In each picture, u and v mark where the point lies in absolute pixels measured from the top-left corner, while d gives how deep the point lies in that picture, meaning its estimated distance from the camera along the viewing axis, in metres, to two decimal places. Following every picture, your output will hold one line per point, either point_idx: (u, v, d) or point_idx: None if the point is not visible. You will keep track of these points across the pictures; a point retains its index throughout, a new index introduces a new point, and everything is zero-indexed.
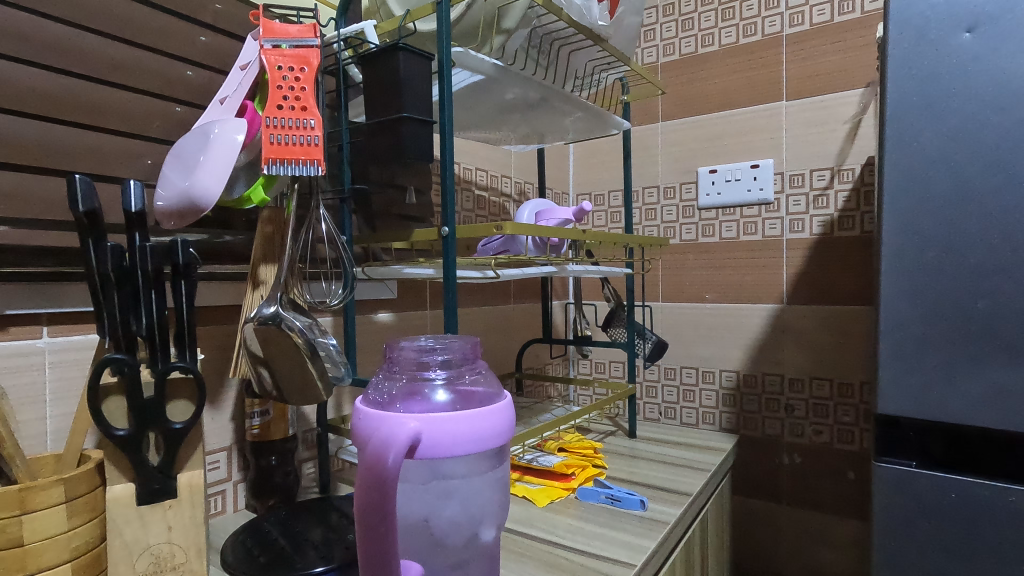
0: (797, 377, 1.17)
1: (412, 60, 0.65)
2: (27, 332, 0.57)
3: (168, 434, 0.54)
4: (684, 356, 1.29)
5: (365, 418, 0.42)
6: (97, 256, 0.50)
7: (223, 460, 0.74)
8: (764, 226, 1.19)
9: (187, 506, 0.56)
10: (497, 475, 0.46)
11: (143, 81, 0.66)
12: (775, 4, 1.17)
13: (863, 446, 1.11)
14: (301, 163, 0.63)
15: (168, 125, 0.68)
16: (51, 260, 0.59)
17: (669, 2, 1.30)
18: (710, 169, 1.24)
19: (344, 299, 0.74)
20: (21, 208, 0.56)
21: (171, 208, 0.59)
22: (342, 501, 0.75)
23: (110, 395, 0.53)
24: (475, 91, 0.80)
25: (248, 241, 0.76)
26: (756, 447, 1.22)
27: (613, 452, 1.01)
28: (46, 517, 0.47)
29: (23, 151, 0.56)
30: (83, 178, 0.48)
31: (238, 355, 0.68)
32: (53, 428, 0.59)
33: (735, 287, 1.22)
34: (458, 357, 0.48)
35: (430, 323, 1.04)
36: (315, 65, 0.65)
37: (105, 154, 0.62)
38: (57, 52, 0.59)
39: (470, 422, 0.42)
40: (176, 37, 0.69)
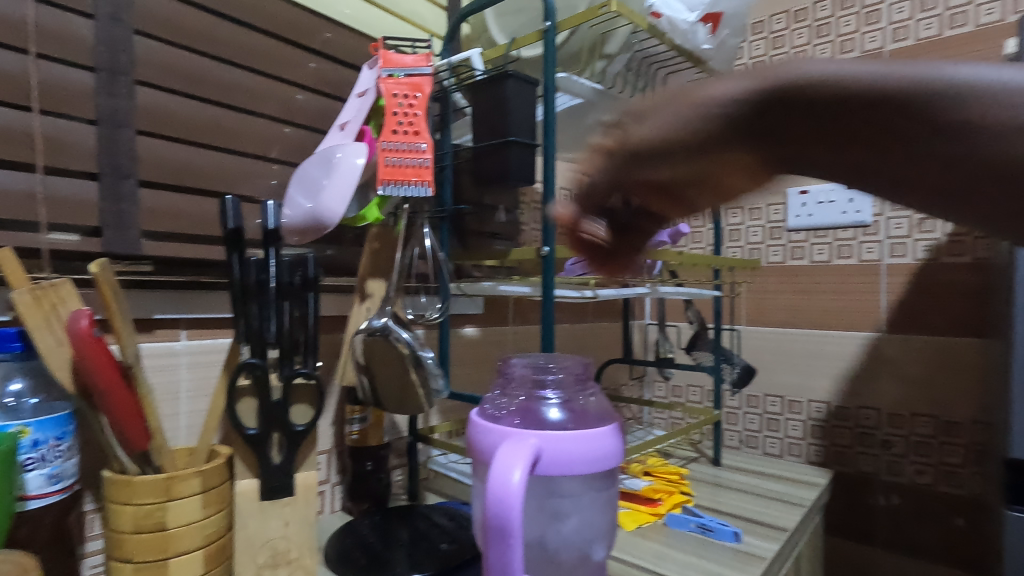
0: (896, 412, 1.09)
1: (519, 85, 0.68)
2: (169, 334, 0.63)
3: (289, 434, 0.58)
4: (770, 383, 1.24)
5: (486, 432, 0.44)
6: (241, 269, 0.56)
7: (324, 462, 0.78)
8: (860, 250, 1.13)
9: (302, 504, 0.60)
10: (609, 496, 0.47)
11: (269, 108, 0.72)
12: (876, 19, 1.12)
13: (974, 491, 1.02)
14: (413, 184, 0.66)
15: (288, 147, 0.74)
16: (191, 270, 0.65)
17: (759, 20, 1.28)
18: (800, 190, 1.20)
19: (441, 313, 0.77)
20: (169, 223, 0.62)
21: (296, 225, 0.64)
22: (430, 509, 0.77)
23: (243, 396, 0.58)
24: (571, 114, 0.82)
25: (354, 256, 0.81)
26: (850, 484, 1.15)
27: (696, 479, 0.99)
28: (185, 505, 0.52)
29: (171, 172, 0.62)
30: (232, 199, 0.54)
31: (345, 364, 0.72)
32: (186, 423, 0.64)
33: (827, 312, 1.16)
34: (572, 378, 0.49)
35: (513, 339, 1.06)
36: (427, 92, 0.69)
37: (236, 174, 0.68)
38: (200, 83, 0.65)
39: (588, 443, 0.43)
40: (297, 66, 0.75)
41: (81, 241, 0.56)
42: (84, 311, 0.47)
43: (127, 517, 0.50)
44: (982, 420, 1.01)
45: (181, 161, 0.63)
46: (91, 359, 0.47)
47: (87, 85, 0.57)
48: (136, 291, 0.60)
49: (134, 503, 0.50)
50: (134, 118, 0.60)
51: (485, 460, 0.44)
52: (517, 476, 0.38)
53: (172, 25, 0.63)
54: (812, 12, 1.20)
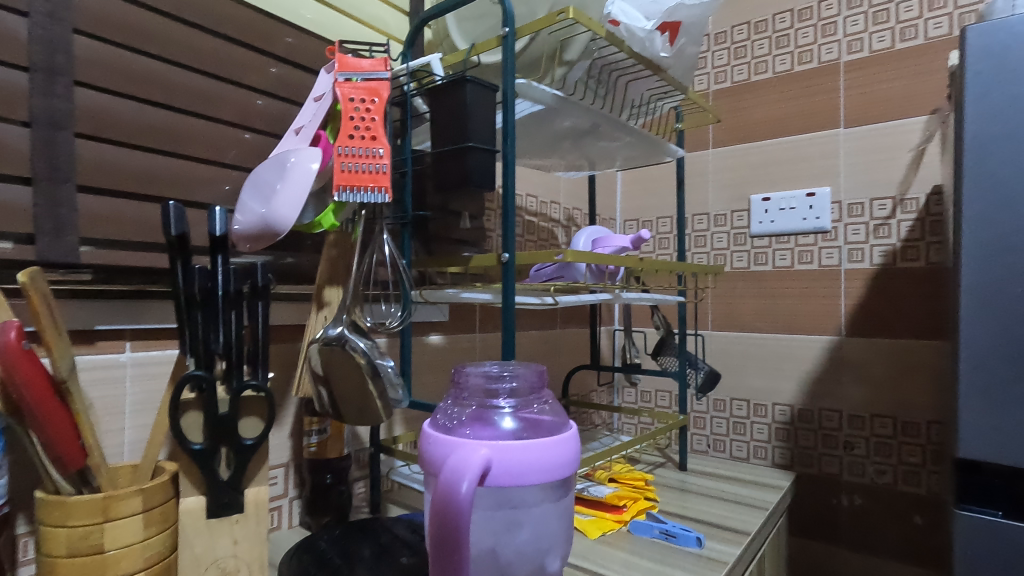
0: (856, 413, 1.12)
1: (478, 91, 0.68)
2: (112, 346, 0.60)
3: (238, 449, 0.56)
4: (735, 387, 1.25)
5: (437, 443, 0.43)
6: (184, 278, 0.54)
7: (281, 476, 0.75)
8: (820, 255, 1.16)
9: (253, 521, 0.58)
10: (563, 505, 0.46)
11: (222, 111, 0.70)
12: (832, 31, 1.15)
13: (931, 490, 1.05)
14: (370, 190, 0.65)
15: (243, 152, 0.72)
16: (137, 279, 0.63)
17: (722, 31, 1.30)
18: (763, 197, 1.22)
19: (402, 321, 0.76)
20: (112, 230, 0.59)
21: (248, 232, 0.62)
22: (392, 522, 0.75)
23: (189, 410, 0.56)
24: (533, 120, 0.82)
25: (313, 263, 0.79)
26: (813, 485, 1.16)
27: (663, 485, 0.99)
28: (124, 526, 0.49)
29: (115, 177, 0.60)
30: (176, 205, 0.52)
31: (301, 374, 0.70)
32: (131, 439, 0.61)
33: (790, 316, 1.19)
34: (526, 386, 0.49)
35: (479, 346, 1.05)
36: (385, 97, 0.68)
37: (186, 180, 0.66)
38: (147, 85, 0.63)
39: (540, 452, 0.42)
40: (253, 68, 0.73)
41: (13, 249, 0.53)
42: (12, 322, 0.44)
43: (60, 540, 0.47)
44: (936, 419, 1.04)
45: (126, 166, 0.61)
46: (19, 374, 0.45)
47: (22, 85, 0.54)
48: (75, 301, 0.57)
49: (69, 525, 0.47)
50: (74, 121, 0.57)
51: (435, 472, 0.43)
52: (465, 488, 0.37)
53: (117, 25, 0.60)
54: (772, 24, 1.23)
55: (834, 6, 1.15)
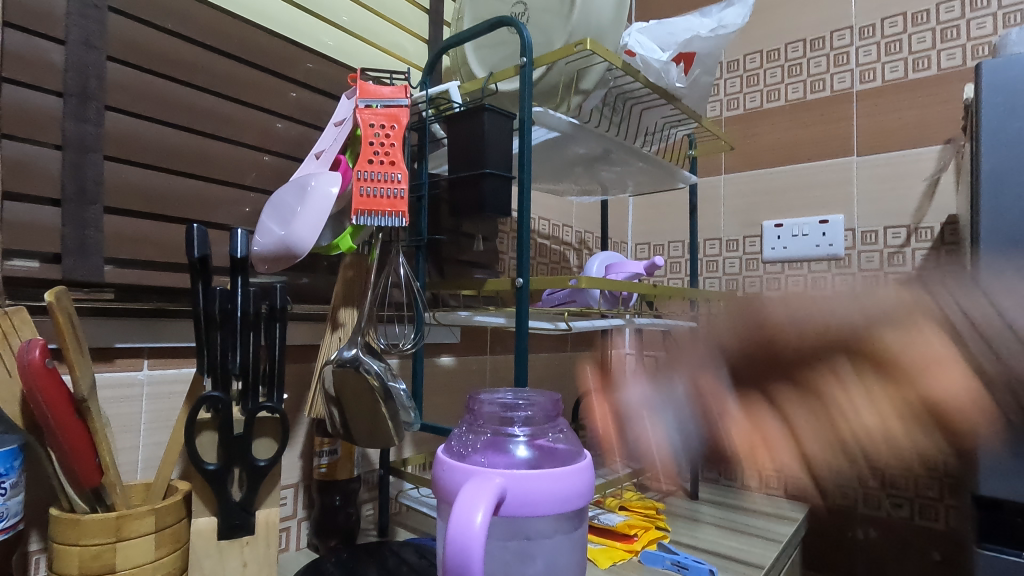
0: (871, 444, 1.10)
1: (495, 119, 0.69)
2: (129, 364, 0.60)
3: (252, 470, 0.57)
4: (747, 414, 1.24)
5: (450, 471, 0.43)
6: (205, 298, 0.55)
7: (291, 496, 0.75)
8: (834, 282, 1.15)
9: (262, 543, 0.58)
10: (577, 537, 0.46)
11: (245, 135, 0.71)
12: (844, 61, 1.16)
13: (949, 525, 1.02)
14: (387, 214, 0.66)
15: (263, 175, 0.73)
16: (156, 298, 0.64)
17: (734, 59, 1.32)
18: (775, 223, 1.23)
19: (415, 344, 0.76)
20: (136, 251, 0.61)
21: (266, 254, 0.63)
22: (400, 546, 0.74)
23: (204, 430, 0.56)
24: (548, 147, 0.83)
25: (328, 284, 0.80)
26: (827, 518, 1.14)
27: (674, 514, 0.97)
28: (136, 546, 0.50)
29: (140, 199, 0.61)
30: (200, 228, 0.54)
31: (314, 395, 0.71)
32: (144, 457, 0.61)
33: (803, 343, 1.17)
34: (540, 415, 0.49)
35: (489, 369, 1.04)
36: (404, 123, 0.69)
37: (207, 201, 0.67)
38: (174, 109, 0.65)
39: (554, 482, 0.42)
40: (275, 93, 0.75)
41: (40, 268, 0.55)
42: (36, 341, 0.45)
43: (72, 559, 0.47)
44: None
45: (150, 188, 0.62)
46: (40, 391, 0.45)
47: (55, 110, 0.56)
48: (95, 319, 0.58)
49: (81, 544, 0.48)
50: (103, 144, 0.59)
51: (449, 500, 0.43)
52: (479, 518, 0.37)
53: (148, 53, 0.62)
54: (785, 53, 1.24)
55: (846, 37, 1.16)
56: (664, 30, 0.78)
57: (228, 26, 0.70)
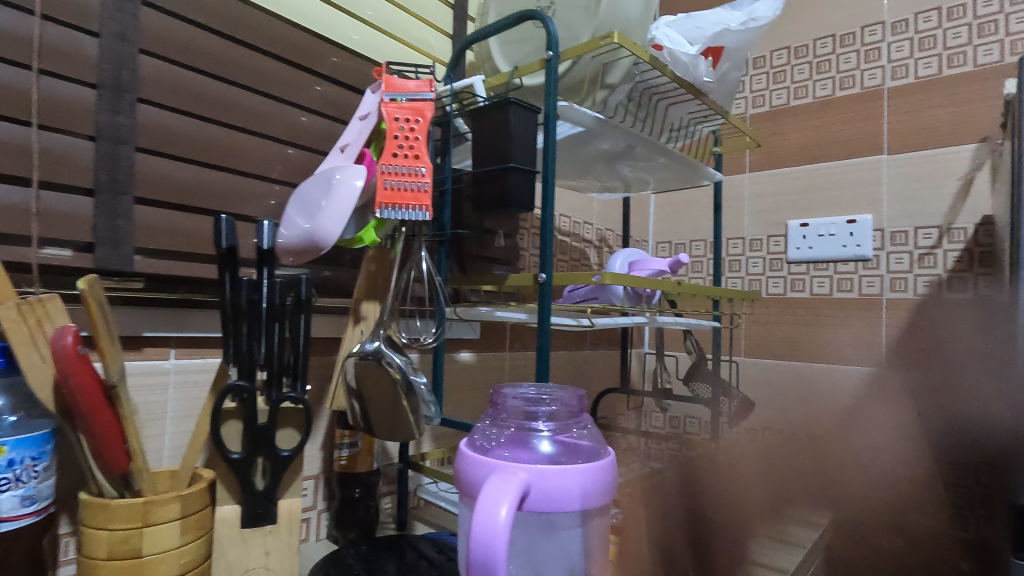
0: (899, 450, 1.07)
1: (520, 113, 0.68)
2: (158, 353, 0.61)
3: (275, 460, 0.57)
4: (770, 417, 1.21)
5: (474, 465, 0.43)
6: (232, 288, 0.55)
7: (311, 488, 0.76)
8: (861, 283, 1.13)
9: (284, 533, 0.59)
10: (601, 533, 0.45)
11: (272, 128, 0.72)
12: (875, 57, 1.14)
13: (980, 535, 0.99)
14: (411, 208, 0.66)
15: (288, 168, 0.74)
16: (184, 288, 0.64)
17: (760, 56, 1.29)
18: (801, 222, 1.20)
19: (436, 338, 0.76)
20: (166, 242, 0.62)
21: (292, 246, 0.63)
22: (418, 540, 0.74)
23: (229, 419, 0.57)
24: (572, 142, 0.82)
25: (351, 278, 0.81)
26: (851, 524, 1.11)
27: (694, 515, 0.96)
28: (162, 532, 0.50)
29: (169, 190, 0.62)
30: (227, 218, 0.54)
31: (336, 388, 0.71)
32: (170, 445, 0.62)
33: (827, 345, 1.15)
34: (564, 410, 0.48)
35: (509, 366, 1.04)
36: (429, 117, 0.69)
37: (234, 194, 0.68)
38: (203, 102, 0.65)
39: (579, 478, 0.41)
40: (301, 88, 0.75)
41: (73, 257, 0.56)
42: (70, 327, 0.46)
43: (101, 542, 0.48)
44: (986, 460, 0.99)
45: (180, 180, 0.63)
46: (73, 378, 0.46)
47: (89, 101, 0.57)
48: (127, 307, 0.59)
49: (110, 529, 0.49)
50: (135, 136, 0.60)
51: (472, 493, 0.43)
52: (504, 512, 0.36)
53: (178, 45, 0.63)
54: (813, 49, 1.22)
55: (878, 32, 1.13)
56: (692, 24, 0.77)
57: (256, 19, 0.71)
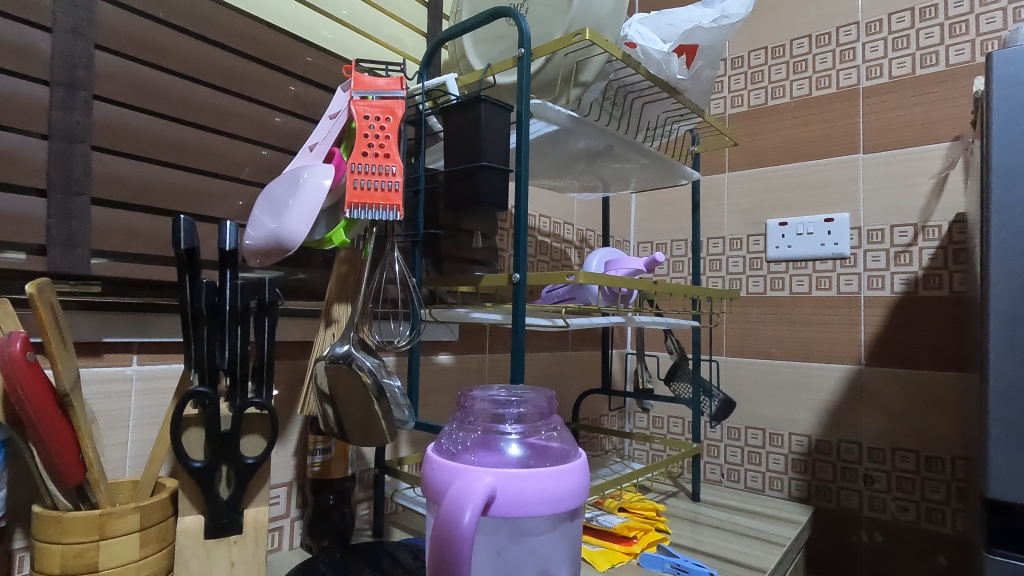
0: (877, 446, 1.08)
1: (492, 111, 0.67)
2: (119, 359, 0.59)
3: (239, 468, 0.55)
4: (751, 416, 1.22)
5: (440, 470, 0.42)
6: (191, 292, 0.53)
7: (283, 496, 0.74)
8: (839, 282, 1.13)
9: (251, 543, 0.57)
10: (571, 537, 0.44)
11: (239, 127, 0.70)
12: (851, 57, 1.14)
13: (957, 529, 1.00)
14: (381, 208, 0.65)
15: (257, 168, 0.72)
16: (147, 292, 0.63)
17: (738, 56, 1.30)
18: (780, 221, 1.21)
19: (410, 340, 0.74)
20: (127, 244, 0.60)
21: (258, 247, 0.62)
22: (394, 547, 0.73)
23: (190, 427, 0.55)
24: (548, 141, 0.81)
25: (323, 281, 0.79)
26: (832, 521, 1.12)
27: (674, 516, 0.96)
28: (121, 544, 0.48)
29: (130, 191, 0.60)
30: (186, 219, 0.52)
31: (307, 393, 0.69)
32: (133, 454, 0.60)
33: (807, 343, 1.16)
34: (533, 412, 0.47)
35: (488, 368, 1.03)
36: (400, 115, 0.68)
37: (199, 194, 0.66)
38: (166, 100, 0.63)
39: (547, 481, 0.40)
40: (271, 86, 0.73)
41: (26, 260, 0.54)
42: (18, 334, 0.44)
43: (54, 557, 0.46)
44: (962, 455, 1.00)
45: (141, 180, 0.61)
46: (21, 385, 0.44)
47: (42, 99, 0.55)
48: (85, 312, 0.57)
49: (64, 542, 0.46)
50: (91, 134, 0.58)
51: (438, 499, 0.41)
52: (468, 517, 0.35)
53: (138, 41, 0.61)
54: (790, 49, 1.22)
55: (853, 32, 1.14)
56: (664, 21, 0.77)
57: (221, 16, 0.69)
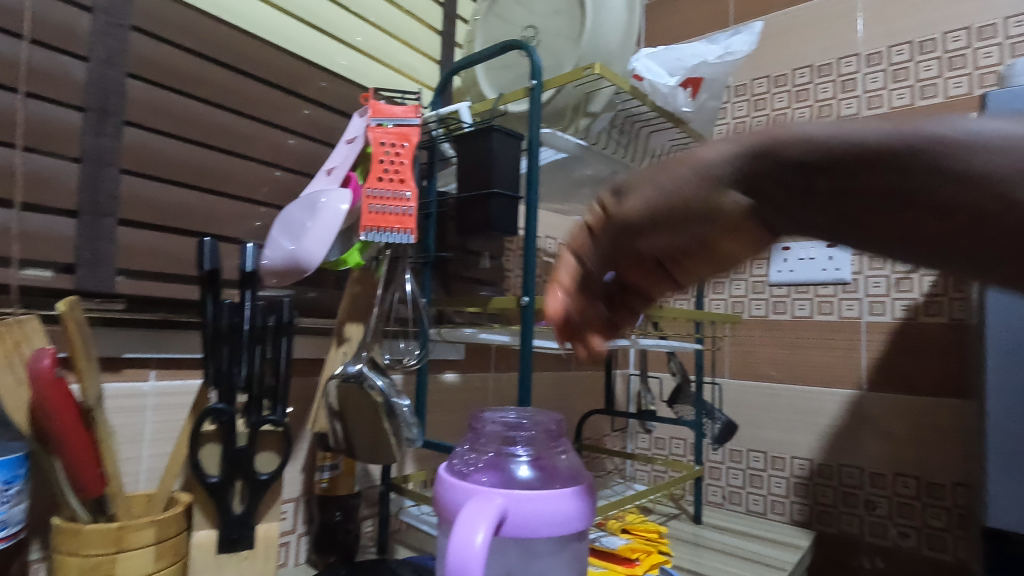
0: (878, 471, 1.08)
1: (504, 140, 0.70)
2: (136, 374, 0.61)
3: (253, 483, 0.57)
4: (753, 439, 1.22)
5: (453, 490, 0.43)
6: (213, 311, 0.55)
7: (291, 511, 0.75)
8: (840, 306, 1.14)
9: (261, 559, 0.58)
10: (578, 559, 0.45)
11: (258, 150, 0.72)
12: (851, 87, 1.17)
13: (958, 556, 1.00)
14: (395, 231, 0.67)
15: (274, 190, 0.74)
16: (164, 309, 0.64)
17: (741, 83, 1.33)
18: (781, 246, 1.23)
19: (419, 359, 0.76)
20: (147, 262, 0.62)
21: (276, 268, 0.64)
22: (398, 564, 0.73)
23: (207, 442, 0.57)
24: (556, 167, 0.84)
25: (334, 299, 0.81)
26: (834, 545, 1.12)
27: (676, 538, 0.96)
28: (135, 558, 0.49)
29: (155, 213, 0.62)
30: (210, 241, 0.54)
31: (319, 409, 0.71)
32: (147, 468, 0.61)
33: (808, 367, 1.17)
34: (543, 435, 0.49)
35: (492, 387, 1.04)
36: (415, 142, 0.70)
37: (220, 215, 0.68)
38: (190, 125, 0.66)
39: (555, 504, 0.42)
40: (289, 112, 0.76)
41: (53, 278, 0.56)
42: (49, 349, 0.46)
43: (72, 569, 0.48)
44: (963, 482, 1.00)
45: (164, 201, 0.63)
46: (48, 401, 0.46)
47: (75, 124, 0.57)
48: (106, 328, 0.59)
49: (81, 555, 0.48)
50: (119, 157, 0.60)
51: (449, 519, 0.43)
52: (480, 538, 0.36)
53: (167, 69, 0.64)
54: (792, 78, 1.25)
55: (854, 63, 1.17)
56: (672, 56, 0.80)
57: (243, 44, 0.72)
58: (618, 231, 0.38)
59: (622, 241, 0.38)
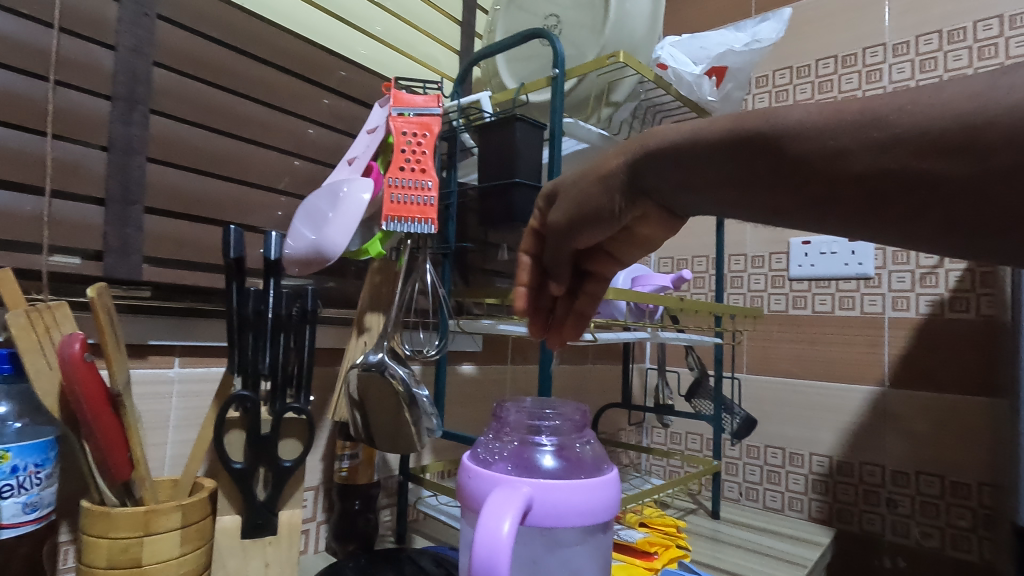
0: (900, 470, 1.07)
1: (526, 129, 0.69)
2: (162, 361, 0.62)
3: (276, 470, 0.57)
4: (771, 434, 1.21)
5: (478, 478, 0.43)
6: (239, 298, 0.56)
7: (311, 499, 0.76)
8: (863, 302, 1.12)
9: (284, 544, 0.58)
10: (602, 549, 0.45)
11: (280, 140, 0.73)
12: (877, 77, 1.15)
13: (982, 557, 0.98)
14: (417, 221, 0.66)
15: (295, 180, 0.74)
16: (189, 298, 0.65)
17: (764, 75, 1.32)
18: (802, 240, 1.21)
19: (439, 350, 0.76)
20: (173, 250, 0.62)
21: (297, 256, 0.63)
22: (417, 553, 0.74)
23: (233, 429, 0.57)
24: (576, 159, 0.83)
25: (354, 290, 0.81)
26: (854, 543, 1.10)
27: (693, 532, 0.96)
28: (162, 542, 0.50)
29: (180, 201, 0.63)
30: (236, 229, 0.55)
31: (339, 398, 0.71)
32: (172, 453, 0.62)
33: (829, 363, 1.15)
34: (567, 426, 0.49)
35: (510, 379, 1.04)
36: (436, 132, 0.70)
37: (243, 204, 0.69)
38: (214, 114, 0.66)
39: (581, 494, 0.41)
40: (310, 102, 0.76)
41: (82, 265, 0.57)
42: (78, 335, 0.46)
43: (101, 551, 0.48)
44: (988, 482, 0.98)
45: (189, 190, 0.64)
46: (79, 384, 0.46)
47: (104, 112, 0.58)
48: (133, 316, 0.59)
49: (111, 537, 0.48)
50: (146, 146, 0.61)
51: (474, 507, 0.43)
52: (507, 526, 0.36)
53: (191, 58, 0.64)
54: (815, 69, 1.23)
55: (880, 53, 1.15)
56: (696, 45, 0.79)
57: (265, 33, 0.72)
58: (556, 236, 0.50)
59: (563, 242, 0.49)
